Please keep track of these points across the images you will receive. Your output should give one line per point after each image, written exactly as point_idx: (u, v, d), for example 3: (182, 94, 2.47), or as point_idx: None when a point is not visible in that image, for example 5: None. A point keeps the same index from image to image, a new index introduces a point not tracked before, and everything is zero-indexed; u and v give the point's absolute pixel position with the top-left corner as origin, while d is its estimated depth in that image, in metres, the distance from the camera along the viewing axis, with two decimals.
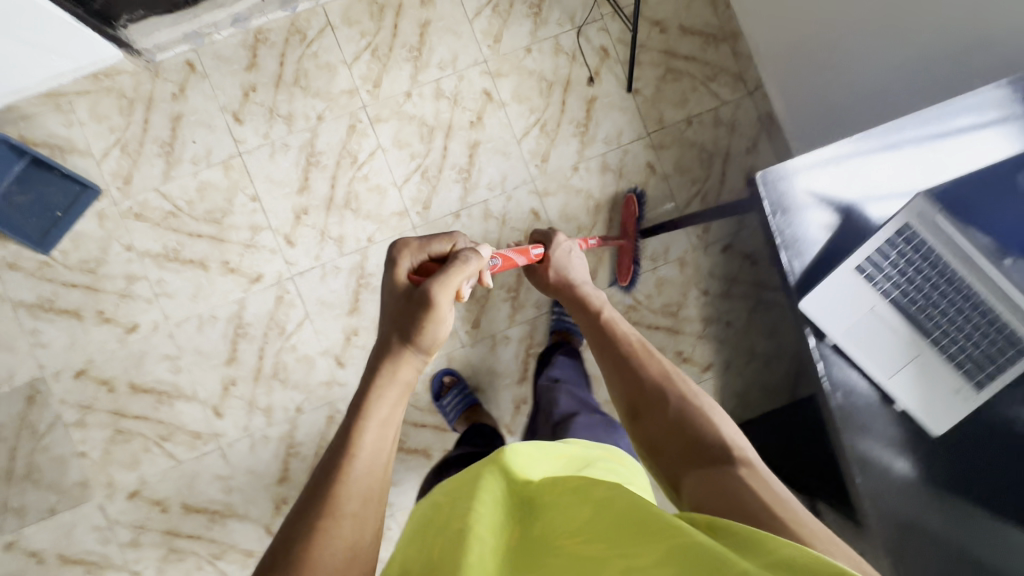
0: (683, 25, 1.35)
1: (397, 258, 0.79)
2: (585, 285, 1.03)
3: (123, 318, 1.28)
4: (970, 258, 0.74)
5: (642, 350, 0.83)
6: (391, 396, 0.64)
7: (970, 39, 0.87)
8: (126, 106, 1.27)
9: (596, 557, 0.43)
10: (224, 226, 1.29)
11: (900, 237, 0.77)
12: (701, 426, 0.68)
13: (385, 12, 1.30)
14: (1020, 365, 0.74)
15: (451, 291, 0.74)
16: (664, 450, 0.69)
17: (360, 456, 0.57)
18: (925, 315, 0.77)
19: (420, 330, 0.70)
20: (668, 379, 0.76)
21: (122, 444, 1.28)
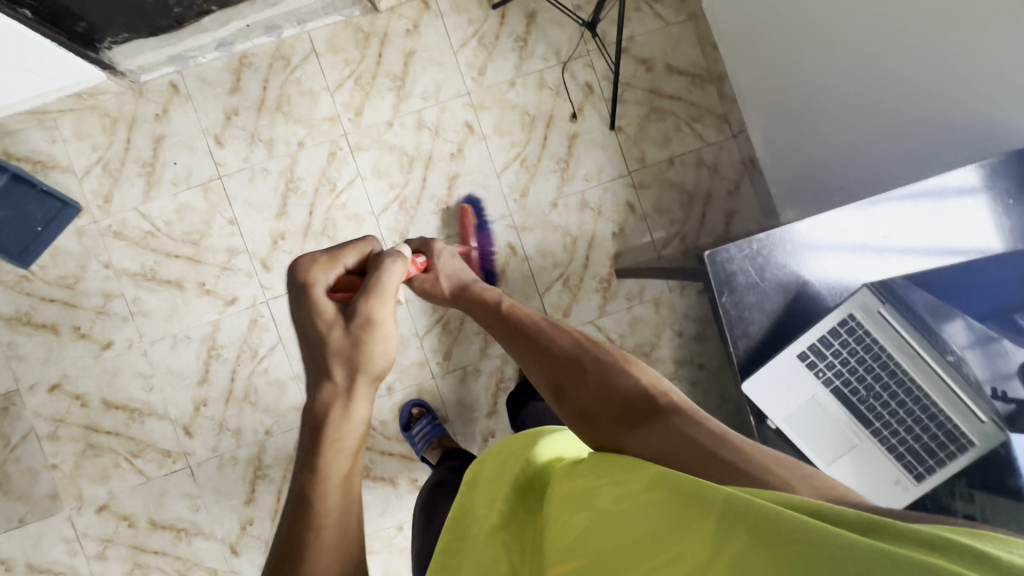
0: (670, 64, 1.34)
1: (311, 282, 0.70)
2: (475, 284, 0.96)
3: (98, 334, 1.30)
4: (911, 348, 0.73)
5: (550, 327, 0.77)
6: (352, 439, 0.59)
7: (945, 116, 0.83)
8: (109, 125, 1.28)
9: (585, 489, 0.48)
10: (201, 247, 1.30)
11: (843, 327, 0.75)
12: (626, 388, 0.63)
13: (371, 40, 1.31)
14: (959, 461, 0.72)
15: (385, 299, 0.69)
16: (592, 414, 0.62)
17: (328, 523, 0.54)
18: (866, 406, 0.75)
19: (371, 355, 0.64)
20: (584, 351, 0.71)
21: (93, 458, 1.30)
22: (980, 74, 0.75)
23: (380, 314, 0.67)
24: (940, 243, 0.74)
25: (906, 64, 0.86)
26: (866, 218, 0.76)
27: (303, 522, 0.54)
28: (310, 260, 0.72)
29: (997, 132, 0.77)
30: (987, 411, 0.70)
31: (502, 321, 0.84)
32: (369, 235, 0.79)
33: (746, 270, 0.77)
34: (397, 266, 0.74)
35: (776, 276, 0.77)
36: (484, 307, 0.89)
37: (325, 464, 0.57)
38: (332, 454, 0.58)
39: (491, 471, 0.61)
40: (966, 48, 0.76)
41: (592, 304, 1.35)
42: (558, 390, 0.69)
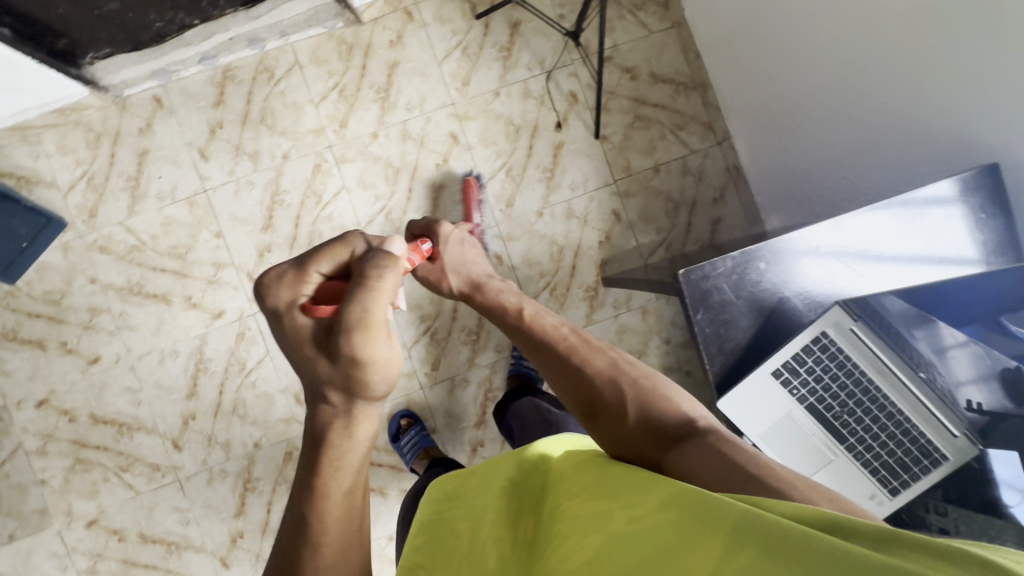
0: (654, 73, 1.35)
1: (288, 304, 0.65)
2: (490, 281, 0.98)
3: (86, 350, 1.30)
4: (883, 366, 0.75)
5: (585, 344, 0.78)
6: (349, 460, 0.59)
7: (924, 129, 0.83)
8: (93, 140, 1.28)
9: (597, 511, 0.46)
10: (187, 261, 1.30)
11: (817, 345, 0.76)
12: (663, 407, 0.65)
13: (354, 52, 1.31)
14: (932, 474, 0.74)
15: (372, 325, 0.59)
16: (624, 431, 0.64)
17: (326, 544, 0.56)
18: (841, 422, 0.77)
19: (369, 390, 0.59)
20: (619, 372, 0.72)
21: (82, 473, 1.30)
22: (960, 87, 0.75)
23: (370, 351, 0.58)
24: (920, 254, 0.75)
25: (889, 75, 0.86)
26: (843, 232, 0.76)
27: (300, 538, 0.56)
28: (278, 280, 0.67)
29: (974, 147, 0.76)
30: (958, 426, 0.72)
31: (530, 332, 0.83)
32: (351, 232, 0.70)
33: (721, 288, 0.78)
34: (385, 282, 0.61)
35: (750, 293, 0.78)
36: (509, 317, 0.88)
37: (324, 478, 0.58)
38: (332, 474, 0.58)
39: (481, 487, 0.58)
40: (946, 59, 0.75)
41: (580, 312, 1.35)
42: (587, 407, 0.70)
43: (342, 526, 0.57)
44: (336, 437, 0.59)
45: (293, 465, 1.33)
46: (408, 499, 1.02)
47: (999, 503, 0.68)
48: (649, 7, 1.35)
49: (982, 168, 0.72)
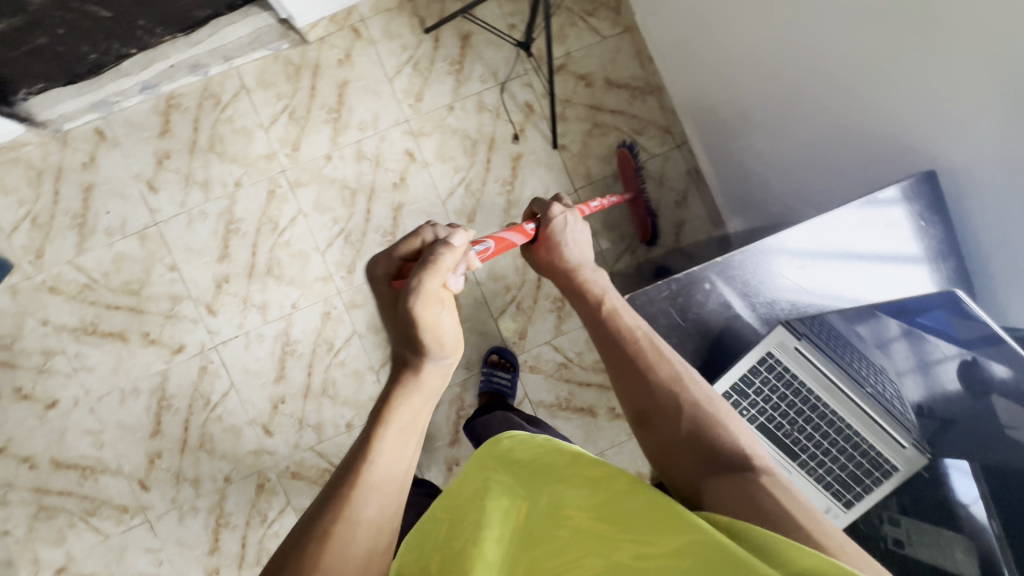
0: (609, 79, 1.34)
1: (385, 278, 0.71)
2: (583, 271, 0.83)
3: (42, 394, 1.26)
4: (831, 383, 0.75)
5: (653, 347, 0.71)
6: (404, 420, 0.59)
7: (870, 134, 0.83)
8: (35, 177, 1.24)
9: (606, 539, 0.46)
10: (142, 297, 1.27)
11: (764, 365, 0.77)
12: (717, 435, 0.61)
13: (302, 72, 1.28)
14: (884, 488, 0.73)
15: (429, 296, 0.62)
16: (675, 455, 0.62)
17: (378, 463, 0.56)
18: (791, 439, 0.77)
19: (426, 348, 0.62)
20: (681, 388, 0.66)
21: (47, 520, 1.26)
22: (908, 92, 0.74)
23: (428, 318, 0.62)
24: (875, 257, 0.76)
25: (837, 78, 0.84)
26: (800, 242, 0.76)
27: (341, 483, 0.54)
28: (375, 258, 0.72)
29: (922, 153, 0.76)
30: (907, 436, 0.72)
31: (595, 328, 0.76)
32: (423, 223, 0.72)
33: (667, 311, 0.78)
34: (444, 262, 0.64)
35: (695, 316, 0.79)
36: (587, 306, 0.78)
37: (387, 430, 0.58)
38: (387, 430, 0.58)
39: (470, 488, 0.60)
40: (893, 63, 0.74)
41: (547, 325, 1.35)
42: (642, 416, 0.66)
43: (383, 494, 0.55)
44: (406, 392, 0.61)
45: (266, 498, 1.30)
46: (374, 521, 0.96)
47: (954, 503, 0.66)
48: (601, 12, 1.33)
49: (922, 175, 0.75)
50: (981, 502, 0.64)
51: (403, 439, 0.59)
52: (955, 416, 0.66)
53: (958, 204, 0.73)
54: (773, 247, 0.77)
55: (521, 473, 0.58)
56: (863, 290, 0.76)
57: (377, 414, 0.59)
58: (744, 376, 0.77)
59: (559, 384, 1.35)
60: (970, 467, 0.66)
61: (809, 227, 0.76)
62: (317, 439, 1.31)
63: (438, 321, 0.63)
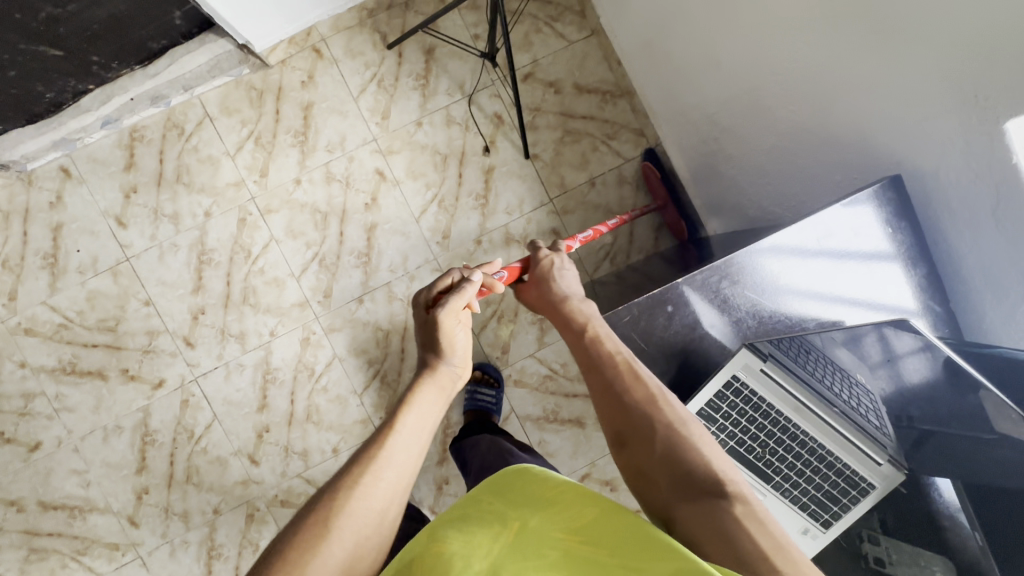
0: (578, 84, 1.31)
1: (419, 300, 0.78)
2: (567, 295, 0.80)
3: (25, 437, 1.25)
4: (799, 404, 0.72)
5: (630, 370, 0.68)
6: (429, 403, 0.64)
7: (836, 135, 0.80)
8: (3, 220, 1.23)
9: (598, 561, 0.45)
10: (119, 333, 1.26)
11: (729, 389, 0.73)
12: (690, 456, 0.59)
13: (265, 97, 1.26)
14: (862, 505, 0.72)
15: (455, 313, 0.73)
16: (652, 478, 0.59)
17: (403, 431, 0.59)
18: (765, 461, 0.74)
19: (443, 352, 0.70)
20: (656, 410, 0.63)
21: (38, 562, 1.26)
22: (872, 92, 0.72)
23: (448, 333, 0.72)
24: (846, 262, 0.75)
25: (801, 78, 0.82)
26: (773, 253, 0.75)
27: (370, 445, 0.58)
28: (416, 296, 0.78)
29: (890, 154, 0.73)
30: (883, 454, 0.70)
31: (578, 354, 0.72)
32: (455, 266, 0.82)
33: (630, 336, 0.75)
34: (466, 290, 0.75)
35: (660, 339, 0.76)
36: (570, 329, 0.75)
37: (412, 408, 0.62)
38: (416, 407, 0.63)
39: (454, 512, 0.52)
40: (855, 59, 0.72)
41: (530, 337, 1.33)
42: (621, 436, 0.64)
43: (406, 461, 0.58)
44: (434, 378, 0.68)
45: (256, 528, 1.28)
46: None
47: (940, 513, 0.65)
48: (566, 16, 1.31)
49: (886, 180, 0.73)
50: (965, 511, 0.63)
51: (427, 420, 0.63)
52: (937, 428, 0.65)
53: (927, 210, 0.72)
54: (746, 260, 0.75)
55: (515, 495, 0.52)
56: (832, 305, 0.76)
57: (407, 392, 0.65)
58: (712, 400, 0.74)
59: (545, 397, 1.34)
60: (953, 485, 0.64)
61: (781, 238, 0.75)
62: (304, 465, 1.29)
63: (456, 336, 0.72)
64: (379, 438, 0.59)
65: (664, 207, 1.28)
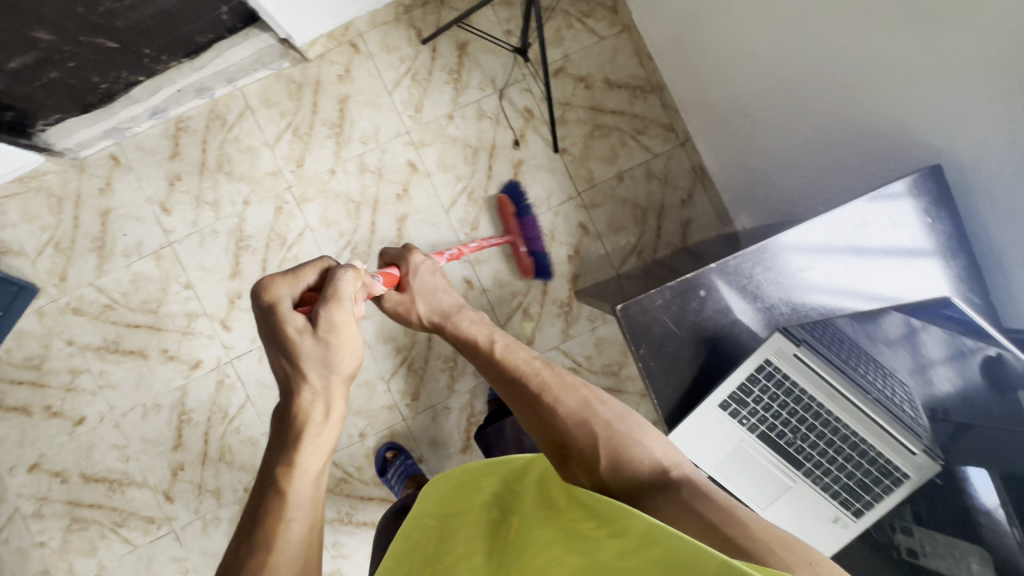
0: (608, 79, 1.32)
1: (275, 301, 0.69)
2: (459, 313, 0.84)
3: (70, 411, 1.31)
4: (833, 390, 0.72)
5: (556, 379, 0.72)
6: (314, 465, 0.62)
7: (873, 127, 0.80)
8: (56, 205, 1.30)
9: (578, 530, 0.49)
10: (160, 314, 1.31)
11: (761, 372, 0.73)
12: (637, 453, 0.63)
13: (304, 90, 1.31)
14: (896, 497, 0.70)
15: (341, 310, 0.69)
16: (600, 483, 0.62)
17: (294, 518, 0.59)
18: (795, 448, 0.73)
19: (330, 358, 0.67)
20: (591, 414, 0.67)
21: (79, 532, 1.31)
22: (912, 83, 0.71)
23: (342, 325, 0.68)
24: (880, 252, 0.75)
25: (835, 69, 0.82)
26: (806, 240, 0.75)
27: (254, 549, 0.57)
28: (271, 287, 0.70)
29: (927, 144, 0.73)
30: (918, 443, 0.69)
31: (495, 369, 0.75)
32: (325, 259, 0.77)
33: (662, 320, 0.76)
34: (349, 276, 0.72)
35: (692, 323, 0.77)
36: (477, 350, 0.79)
37: (296, 484, 0.61)
38: (296, 479, 0.61)
39: (464, 499, 0.61)
40: (893, 49, 0.71)
41: (555, 329, 1.34)
42: (559, 448, 0.65)
43: (301, 548, 0.59)
44: (310, 431, 0.64)
45: None
46: (385, 521, 0.94)
47: (975, 509, 0.65)
48: (598, 12, 1.32)
49: (925, 169, 0.73)
50: (1003, 508, 0.64)
51: (314, 485, 0.62)
52: (973, 420, 0.67)
53: (966, 199, 0.71)
54: (778, 246, 0.76)
55: (518, 496, 0.61)
56: (867, 294, 0.75)
57: (282, 471, 0.61)
58: (743, 384, 0.73)
59: None
60: (989, 475, 0.65)
61: (814, 226, 0.75)
62: None
63: (349, 328, 0.69)
64: (263, 538, 0.58)
65: (516, 244, 1.28)
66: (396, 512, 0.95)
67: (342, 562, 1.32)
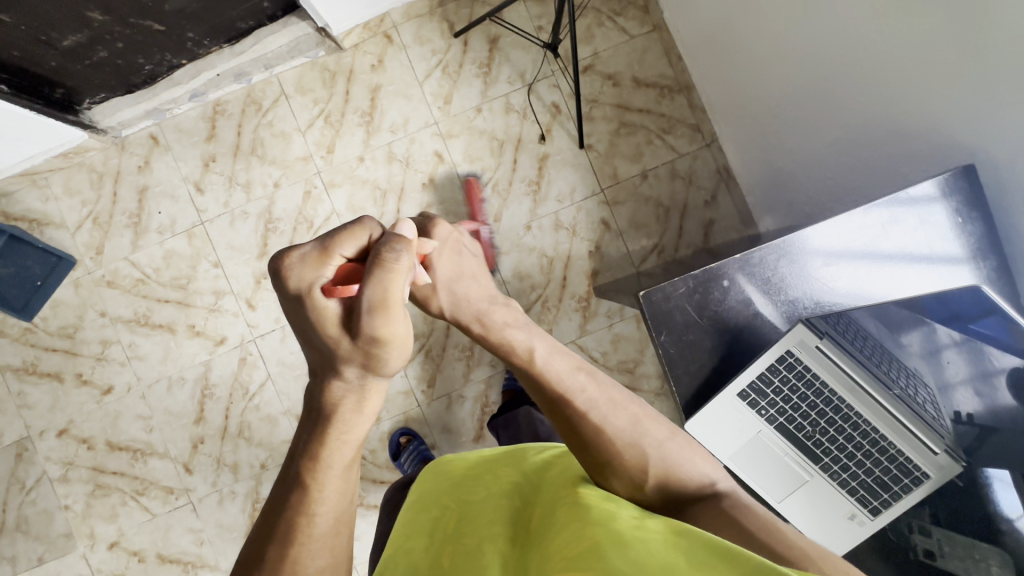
0: (637, 78, 1.33)
1: (309, 287, 0.59)
2: (494, 309, 0.72)
3: (99, 380, 1.36)
4: (855, 385, 0.72)
5: (605, 396, 0.61)
6: (342, 460, 0.57)
7: (904, 128, 0.80)
8: (97, 180, 1.35)
9: (606, 510, 0.49)
10: (189, 291, 1.35)
11: (782, 363, 0.74)
12: (687, 471, 0.60)
13: (337, 79, 1.34)
14: (912, 499, 0.71)
15: (381, 300, 0.56)
16: (642, 498, 0.58)
17: (322, 513, 0.55)
18: (814, 441, 0.75)
19: (372, 360, 0.57)
20: (642, 434, 0.60)
21: (102, 498, 1.36)
22: (946, 83, 0.70)
23: (386, 331, 0.56)
24: (904, 254, 0.74)
25: (868, 69, 0.81)
26: (831, 238, 0.76)
27: (277, 544, 0.53)
28: (303, 262, 0.60)
29: (959, 146, 0.72)
30: (940, 443, 0.69)
31: (533, 380, 0.63)
32: (366, 219, 0.63)
33: (684, 308, 0.77)
34: (400, 263, 0.57)
35: (714, 313, 0.77)
36: (512, 357, 0.65)
37: (326, 476, 0.56)
38: (322, 474, 0.56)
39: (482, 483, 0.60)
40: (928, 47, 0.71)
41: (572, 323, 1.34)
42: (600, 465, 0.59)
43: (331, 540, 0.55)
44: (338, 424, 0.57)
45: None
46: (392, 491, 0.96)
47: (997, 517, 0.64)
48: (629, 11, 1.33)
49: (958, 169, 0.71)
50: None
51: (342, 479, 0.57)
52: (997, 426, 0.64)
53: (1002, 199, 0.69)
54: (803, 243, 0.76)
55: (532, 480, 0.60)
56: (890, 291, 0.75)
57: (305, 465, 0.56)
58: (764, 373, 0.74)
59: None
60: (1009, 476, 0.63)
61: (840, 225, 0.75)
62: None
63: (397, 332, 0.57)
64: (287, 531, 0.54)
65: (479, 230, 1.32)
66: (403, 485, 0.97)
67: (352, 543, 1.34)
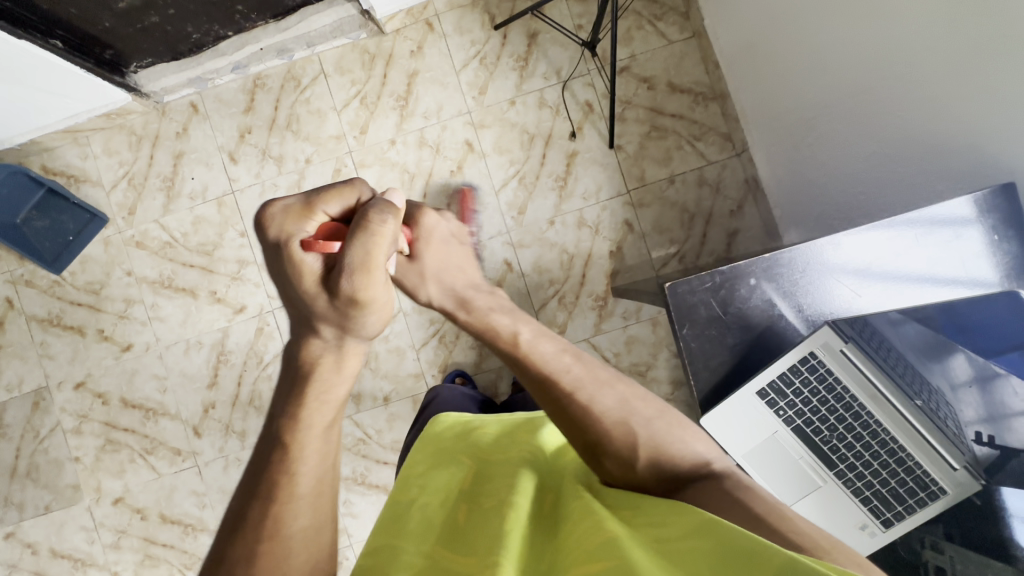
0: (672, 83, 1.34)
1: (289, 240, 0.58)
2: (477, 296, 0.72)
3: (120, 337, 1.39)
4: (876, 391, 0.72)
5: (591, 375, 0.61)
6: (324, 420, 0.56)
7: (939, 145, 0.80)
8: (135, 143, 1.38)
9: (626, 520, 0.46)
10: (214, 258, 1.38)
11: (805, 364, 0.74)
12: (678, 450, 0.57)
13: (376, 62, 1.36)
14: (927, 512, 0.71)
15: (368, 267, 0.55)
16: (637, 482, 0.55)
17: (303, 472, 0.53)
18: (830, 447, 0.74)
19: (352, 325, 0.57)
20: (630, 412, 0.59)
21: (111, 453, 1.38)
22: (987, 99, 0.70)
23: (366, 293, 0.56)
24: (935, 268, 0.73)
25: (908, 83, 0.82)
26: (860, 247, 0.75)
27: (256, 503, 0.52)
28: (287, 211, 0.59)
29: (997, 164, 0.71)
30: (959, 458, 0.69)
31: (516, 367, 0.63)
32: (360, 180, 0.63)
33: (708, 303, 0.76)
34: (387, 227, 0.55)
35: (737, 310, 0.77)
36: (496, 342, 0.65)
37: (307, 435, 0.55)
38: (304, 434, 0.55)
39: (495, 457, 0.58)
40: (972, 63, 0.70)
41: (587, 322, 1.34)
42: (591, 447, 0.57)
43: (314, 502, 0.53)
44: (320, 381, 0.57)
45: None
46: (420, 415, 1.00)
47: (1012, 543, 0.66)
48: (669, 16, 1.34)
49: (998, 185, 0.70)
50: None
51: (323, 440, 0.56)
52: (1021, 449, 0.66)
53: None
54: (831, 250, 0.75)
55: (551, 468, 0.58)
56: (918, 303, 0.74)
57: (289, 423, 0.56)
58: (786, 374, 0.74)
59: None
60: None
61: (870, 234, 0.75)
62: (355, 408, 1.36)
63: (378, 292, 0.56)
64: (271, 490, 0.52)
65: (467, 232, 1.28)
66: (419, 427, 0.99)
67: (350, 521, 1.35)
